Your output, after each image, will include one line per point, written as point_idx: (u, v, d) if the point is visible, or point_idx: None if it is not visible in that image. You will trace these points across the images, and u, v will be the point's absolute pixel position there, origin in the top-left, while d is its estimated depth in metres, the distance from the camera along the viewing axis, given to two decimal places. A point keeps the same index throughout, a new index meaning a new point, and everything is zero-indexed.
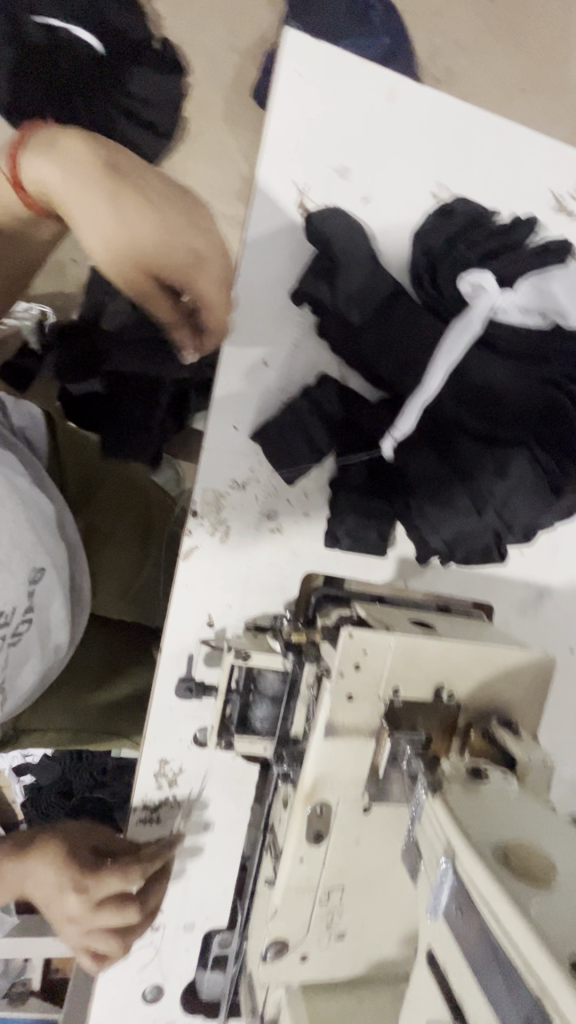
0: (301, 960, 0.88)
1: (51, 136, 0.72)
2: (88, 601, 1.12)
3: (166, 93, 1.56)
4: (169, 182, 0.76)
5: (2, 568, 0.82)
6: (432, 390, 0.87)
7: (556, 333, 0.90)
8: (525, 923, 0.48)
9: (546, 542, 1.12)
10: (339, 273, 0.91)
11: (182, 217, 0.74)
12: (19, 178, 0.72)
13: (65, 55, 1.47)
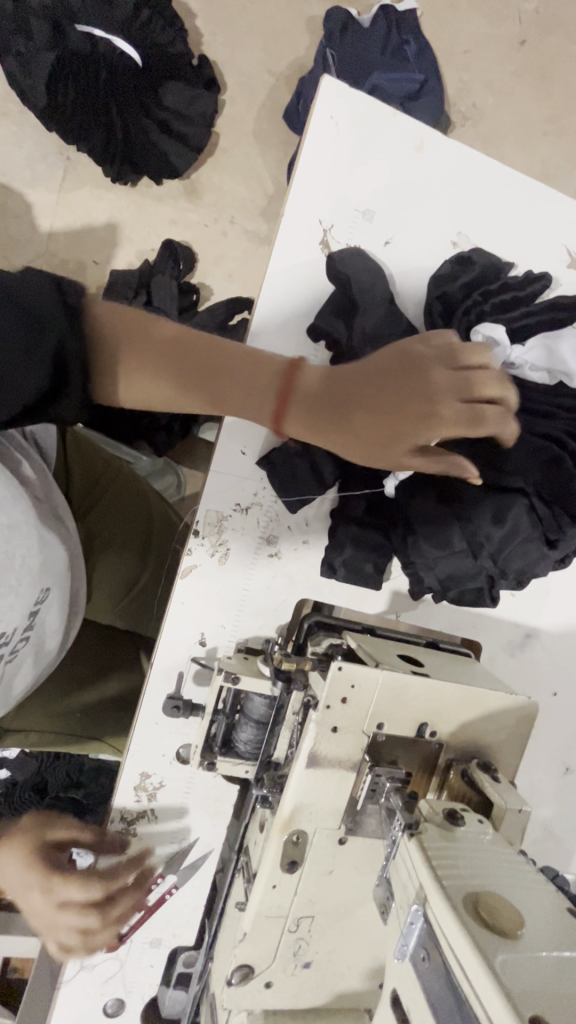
0: (265, 987, 0.89)
1: (299, 385, 0.76)
2: (83, 606, 1.14)
3: (201, 108, 1.56)
4: (379, 359, 0.79)
5: (11, 594, 0.80)
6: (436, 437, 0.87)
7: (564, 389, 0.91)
8: (493, 981, 0.50)
9: (537, 584, 1.14)
10: (357, 313, 0.93)
11: (404, 377, 0.78)
12: (284, 423, 0.78)
13: (103, 64, 1.48)
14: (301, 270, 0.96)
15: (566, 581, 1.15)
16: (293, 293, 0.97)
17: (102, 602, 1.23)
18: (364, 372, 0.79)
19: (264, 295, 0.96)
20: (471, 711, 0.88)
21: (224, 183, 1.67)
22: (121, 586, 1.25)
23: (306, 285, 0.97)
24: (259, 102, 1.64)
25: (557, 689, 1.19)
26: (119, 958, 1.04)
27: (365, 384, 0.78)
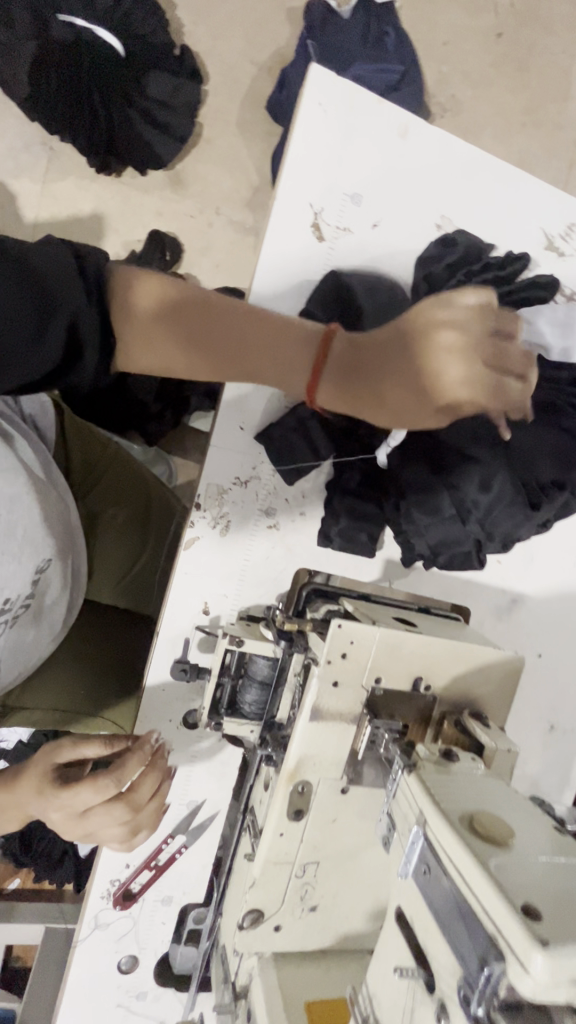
0: (274, 929, 0.94)
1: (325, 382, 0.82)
2: (84, 583, 1.16)
3: (185, 97, 1.59)
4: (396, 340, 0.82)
5: (14, 560, 0.83)
6: None
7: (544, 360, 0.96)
8: (486, 878, 0.54)
9: (521, 552, 1.20)
10: (344, 294, 0.99)
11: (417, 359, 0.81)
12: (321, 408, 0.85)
13: (87, 53, 1.50)
14: (293, 251, 1.00)
15: (549, 548, 1.22)
16: (286, 274, 1.00)
17: (104, 580, 1.27)
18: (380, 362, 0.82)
19: (259, 276, 1.00)
20: (462, 666, 0.93)
21: (210, 175, 1.69)
22: (122, 565, 1.28)
23: (298, 266, 1.01)
24: (243, 94, 1.67)
25: (542, 651, 1.26)
26: (133, 915, 1.08)
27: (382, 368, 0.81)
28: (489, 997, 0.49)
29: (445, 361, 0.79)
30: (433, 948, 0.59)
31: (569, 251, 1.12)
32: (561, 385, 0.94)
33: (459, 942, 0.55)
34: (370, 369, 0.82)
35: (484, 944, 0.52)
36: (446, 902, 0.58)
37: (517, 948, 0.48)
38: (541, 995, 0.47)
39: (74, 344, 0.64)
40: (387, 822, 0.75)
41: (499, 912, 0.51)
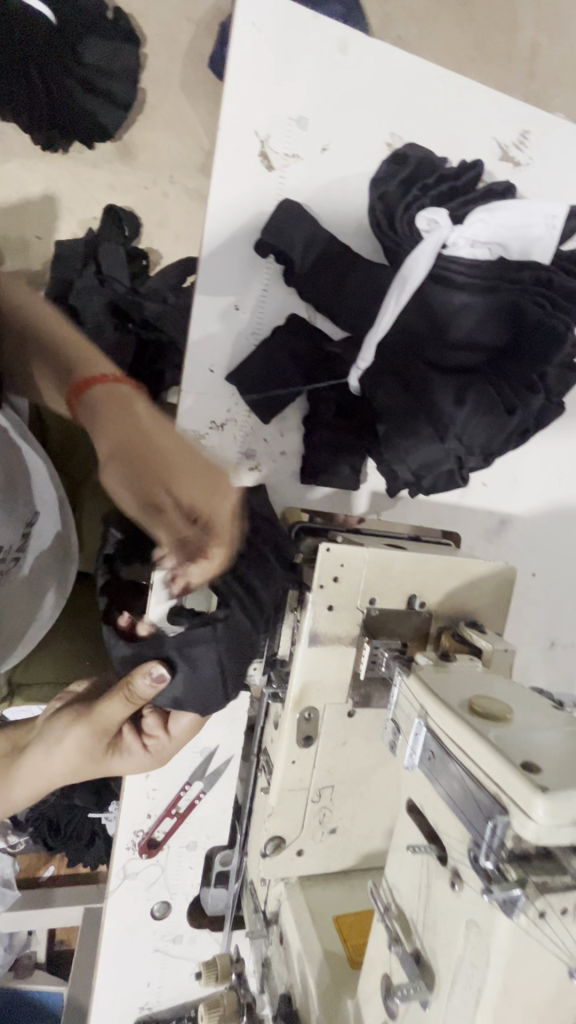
0: (297, 855, 0.96)
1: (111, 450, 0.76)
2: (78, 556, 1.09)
3: (124, 62, 1.48)
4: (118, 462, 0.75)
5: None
6: (384, 326, 0.94)
7: (509, 262, 0.94)
8: (487, 747, 0.55)
9: (505, 474, 1.21)
10: (297, 222, 0.97)
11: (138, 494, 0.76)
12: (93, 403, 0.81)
13: (17, 24, 1.37)
14: (245, 183, 0.98)
15: (532, 467, 1.22)
16: (238, 208, 0.98)
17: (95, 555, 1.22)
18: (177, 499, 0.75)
19: (212, 212, 0.97)
20: (452, 577, 0.94)
21: (159, 142, 1.61)
22: None
23: (252, 198, 0.99)
24: (181, 56, 1.58)
25: (536, 571, 1.27)
26: (160, 862, 1.11)
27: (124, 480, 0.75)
28: (497, 849, 0.51)
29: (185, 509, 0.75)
30: (441, 825, 0.60)
31: (524, 160, 1.10)
32: (527, 287, 0.92)
33: (466, 810, 0.56)
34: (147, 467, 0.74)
35: (489, 803, 0.53)
36: (450, 780, 0.59)
37: (520, 800, 0.50)
38: (545, 837, 0.48)
39: None
40: (392, 730, 0.74)
41: (501, 773, 0.52)
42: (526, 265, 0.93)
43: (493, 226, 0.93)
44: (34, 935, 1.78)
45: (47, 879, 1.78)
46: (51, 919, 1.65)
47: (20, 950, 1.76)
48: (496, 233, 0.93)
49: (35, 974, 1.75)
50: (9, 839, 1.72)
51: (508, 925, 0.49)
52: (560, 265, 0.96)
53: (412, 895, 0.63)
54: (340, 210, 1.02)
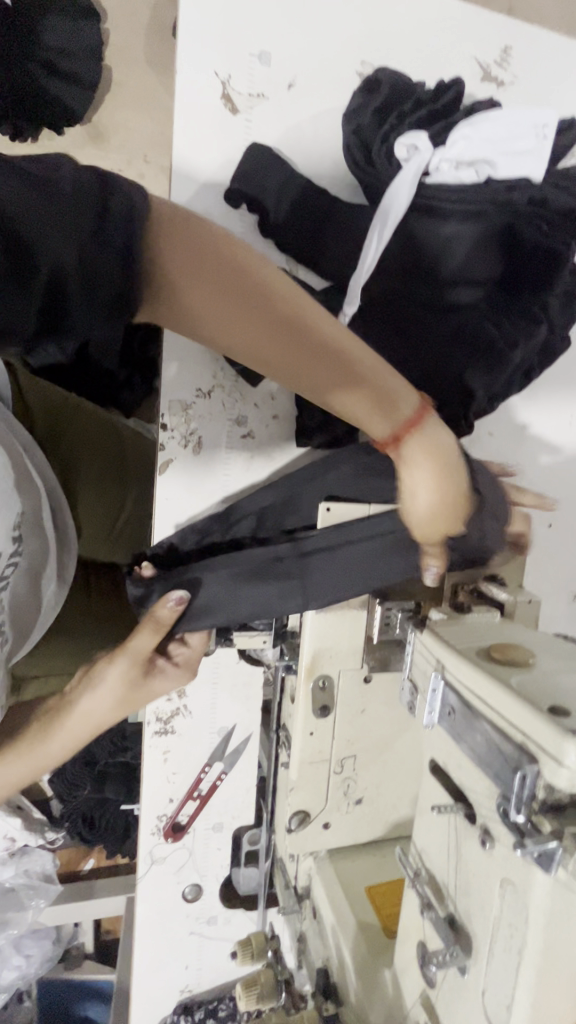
0: (323, 827, 0.93)
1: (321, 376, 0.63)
2: (75, 542, 1.10)
3: (86, 39, 1.38)
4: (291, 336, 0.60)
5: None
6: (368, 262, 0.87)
7: (499, 182, 0.86)
8: (509, 693, 0.51)
9: (512, 423, 1.14)
10: (268, 167, 0.91)
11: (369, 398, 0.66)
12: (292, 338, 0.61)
13: None
14: (209, 131, 0.92)
15: (541, 413, 1.16)
16: (204, 158, 0.93)
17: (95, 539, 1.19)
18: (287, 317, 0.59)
19: (177, 166, 0.92)
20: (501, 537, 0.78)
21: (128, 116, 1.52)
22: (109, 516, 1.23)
23: (218, 147, 0.93)
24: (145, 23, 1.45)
25: (553, 523, 1.21)
26: (187, 845, 1.09)
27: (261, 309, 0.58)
28: (528, 801, 0.46)
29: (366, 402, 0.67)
30: (467, 782, 0.56)
31: (508, 80, 1.02)
32: (521, 208, 0.85)
33: (490, 761, 0.52)
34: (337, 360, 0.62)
35: (514, 752, 0.48)
36: (473, 737, 0.54)
37: (547, 744, 0.45)
38: None
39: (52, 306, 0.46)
40: (409, 688, 0.70)
41: (527, 720, 0.48)
42: (518, 183, 0.85)
43: (477, 142, 0.85)
44: (79, 928, 1.80)
45: (88, 872, 1.80)
46: (94, 911, 1.66)
47: (66, 943, 1.78)
48: (481, 150, 0.86)
49: (84, 965, 1.79)
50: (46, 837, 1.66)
51: (547, 882, 0.45)
52: (555, 182, 0.88)
53: (442, 856, 0.59)
54: (315, 150, 0.95)
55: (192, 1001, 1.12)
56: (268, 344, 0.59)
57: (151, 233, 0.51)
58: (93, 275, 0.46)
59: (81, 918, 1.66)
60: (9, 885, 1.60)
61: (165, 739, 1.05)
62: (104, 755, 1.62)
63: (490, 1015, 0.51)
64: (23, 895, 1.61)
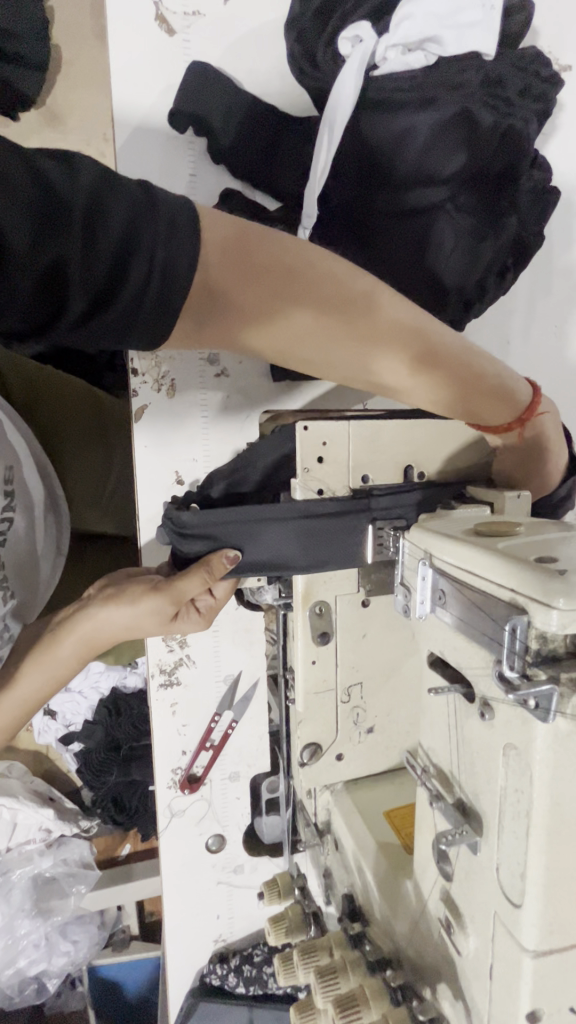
0: (337, 760, 0.91)
1: (381, 374, 0.65)
2: (68, 518, 1.09)
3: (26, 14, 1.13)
4: (356, 331, 0.60)
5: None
6: (320, 166, 0.84)
7: (449, 65, 0.83)
8: (496, 555, 0.48)
9: (496, 341, 1.10)
10: (210, 85, 0.88)
11: (433, 383, 0.67)
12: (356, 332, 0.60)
13: None
14: (146, 55, 0.88)
15: (526, 324, 1.11)
16: (145, 86, 0.89)
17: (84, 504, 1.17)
18: (352, 312, 0.59)
19: (118, 96, 0.88)
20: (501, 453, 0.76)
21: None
22: (98, 481, 1.21)
23: (158, 72, 0.89)
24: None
25: None
26: (206, 796, 1.09)
27: (323, 318, 0.58)
28: (521, 654, 0.44)
29: (428, 387, 0.67)
30: (462, 661, 0.54)
31: None
32: (474, 90, 0.82)
33: (484, 630, 0.49)
34: (412, 347, 0.63)
35: (504, 610, 0.46)
36: (461, 608, 0.53)
37: (538, 593, 0.43)
38: (572, 625, 0.41)
39: (50, 291, 0.45)
40: (402, 594, 0.65)
41: (515, 576, 0.45)
42: (467, 62, 0.82)
43: (421, 20, 0.81)
44: (123, 911, 1.80)
45: (125, 856, 1.77)
46: (134, 893, 1.66)
47: (112, 927, 1.78)
48: (427, 28, 0.82)
49: (131, 945, 1.79)
50: (81, 824, 1.65)
51: (546, 731, 0.43)
52: (507, 64, 0.84)
53: (445, 743, 0.57)
54: (258, 65, 0.92)
55: (227, 949, 1.12)
56: (334, 353, 0.61)
57: (208, 268, 0.51)
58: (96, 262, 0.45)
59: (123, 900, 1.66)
60: (49, 876, 1.60)
61: (171, 691, 1.05)
62: (126, 735, 1.61)
63: (505, 886, 0.49)
64: (64, 882, 1.61)
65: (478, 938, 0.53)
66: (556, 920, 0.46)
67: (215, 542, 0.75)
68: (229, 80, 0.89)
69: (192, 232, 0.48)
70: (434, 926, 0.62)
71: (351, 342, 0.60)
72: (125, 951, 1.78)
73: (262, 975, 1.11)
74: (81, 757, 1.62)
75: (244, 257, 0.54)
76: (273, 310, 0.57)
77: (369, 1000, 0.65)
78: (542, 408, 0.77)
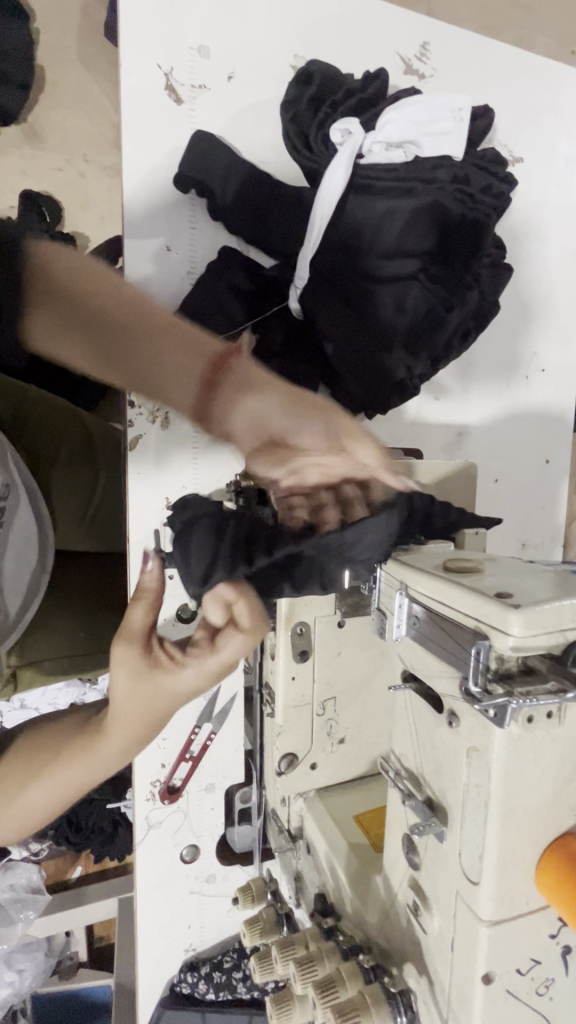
0: (311, 769, 0.99)
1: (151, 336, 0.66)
2: (53, 531, 1.11)
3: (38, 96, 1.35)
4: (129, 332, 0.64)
5: None
6: (314, 239, 0.96)
7: (425, 162, 0.96)
8: (463, 589, 0.58)
9: (456, 389, 1.24)
10: (214, 153, 0.97)
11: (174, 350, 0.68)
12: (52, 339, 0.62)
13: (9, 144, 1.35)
14: (155, 120, 0.97)
15: (480, 376, 1.25)
16: (154, 146, 0.98)
17: (69, 524, 1.22)
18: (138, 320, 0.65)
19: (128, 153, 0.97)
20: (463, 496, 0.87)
21: (69, 122, 1.53)
22: (83, 504, 1.26)
23: (165, 135, 0.98)
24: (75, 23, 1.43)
25: (499, 480, 1.32)
26: (182, 808, 1.13)
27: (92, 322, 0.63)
28: (483, 670, 0.54)
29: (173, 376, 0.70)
30: (433, 677, 0.63)
31: (428, 72, 1.12)
32: (446, 183, 0.95)
33: (451, 651, 0.59)
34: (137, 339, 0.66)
35: (470, 635, 0.56)
36: (433, 634, 0.62)
37: (496, 621, 0.53)
38: (523, 648, 0.52)
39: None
40: (378, 616, 0.75)
41: (480, 607, 0.55)
42: (440, 161, 0.96)
43: (403, 123, 0.95)
44: (73, 936, 1.79)
45: (76, 880, 1.78)
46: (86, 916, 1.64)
47: (60, 953, 1.76)
48: (408, 132, 0.96)
49: (79, 973, 1.76)
50: (31, 846, 1.66)
51: (502, 735, 0.53)
52: (471, 162, 0.99)
53: (416, 748, 0.67)
54: (257, 136, 1.02)
55: (197, 958, 1.16)
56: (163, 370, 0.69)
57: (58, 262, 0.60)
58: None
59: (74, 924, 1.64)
60: None
61: None
62: None
63: (466, 868, 0.58)
64: (11, 909, 1.60)
65: (442, 916, 0.62)
66: (507, 892, 0.56)
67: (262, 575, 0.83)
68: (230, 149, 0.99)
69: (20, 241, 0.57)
70: (402, 912, 0.71)
71: (99, 346, 0.64)
72: (72, 978, 1.75)
73: (231, 981, 1.15)
74: None
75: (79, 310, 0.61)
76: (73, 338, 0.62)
77: (345, 979, 0.73)
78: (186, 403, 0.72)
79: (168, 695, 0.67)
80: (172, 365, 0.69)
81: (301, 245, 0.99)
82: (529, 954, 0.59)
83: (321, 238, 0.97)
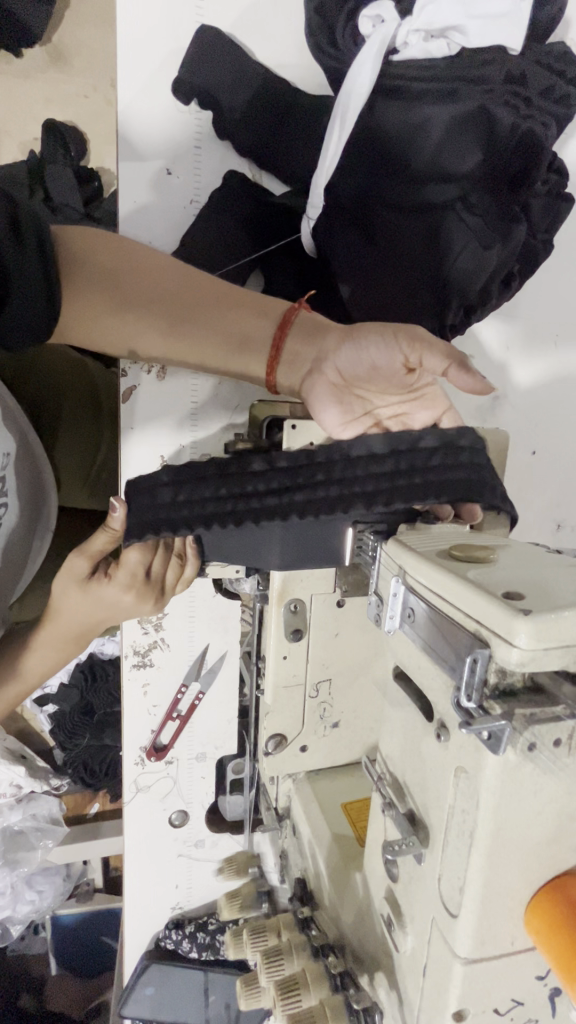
0: (301, 751, 0.91)
1: (178, 297, 0.77)
2: (54, 488, 1.05)
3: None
4: (162, 260, 0.77)
5: None
6: (332, 153, 0.83)
7: (465, 55, 0.82)
8: (465, 584, 0.48)
9: (496, 345, 1.08)
10: (223, 56, 0.84)
11: (237, 308, 0.78)
12: (117, 312, 0.76)
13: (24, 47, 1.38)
14: (157, 10, 0.83)
15: (525, 329, 1.09)
16: (154, 43, 0.84)
17: (71, 480, 1.15)
18: (151, 265, 0.77)
19: (123, 51, 0.83)
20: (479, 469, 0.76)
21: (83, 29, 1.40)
22: (85, 457, 1.17)
23: (168, 30, 0.84)
24: None
25: (538, 451, 1.17)
26: (171, 775, 1.12)
27: (140, 277, 0.76)
28: (479, 687, 0.45)
29: (303, 348, 0.77)
30: (426, 680, 0.54)
31: None
32: (492, 81, 0.81)
33: (445, 653, 0.50)
34: (242, 323, 0.79)
35: (468, 640, 0.46)
36: (429, 631, 0.53)
37: (498, 624, 0.43)
38: (530, 663, 0.42)
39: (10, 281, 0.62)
40: (374, 601, 0.64)
41: (486, 609, 0.45)
42: (484, 51, 0.82)
43: (446, 6, 0.81)
44: (89, 863, 1.78)
45: (94, 815, 1.73)
46: (102, 849, 1.65)
47: (77, 878, 1.76)
48: (451, 17, 0.81)
49: (94, 898, 1.78)
50: (51, 781, 1.63)
51: (496, 762, 0.45)
52: (531, 59, 0.84)
53: (402, 754, 0.59)
54: (274, 33, 0.87)
55: (183, 917, 1.18)
56: (157, 294, 0.76)
57: (138, 255, 0.77)
58: (28, 269, 0.63)
59: (90, 855, 1.64)
60: (17, 828, 1.59)
61: (144, 671, 1.06)
62: (101, 700, 1.60)
63: (445, 897, 0.51)
64: (32, 834, 1.60)
65: (416, 938, 0.56)
66: (490, 932, 0.49)
67: (246, 553, 0.74)
68: (241, 53, 0.85)
69: (93, 259, 0.73)
70: (377, 919, 0.65)
71: (214, 310, 0.78)
72: (87, 901, 1.77)
73: (215, 943, 1.16)
74: (54, 718, 1.63)
75: (152, 277, 0.76)
76: (145, 310, 0.77)
77: (310, 984, 0.72)
78: (281, 368, 0.79)
79: (98, 608, 0.89)
80: (158, 289, 0.76)
81: (318, 163, 0.86)
82: (510, 996, 0.52)
83: (341, 152, 0.84)
